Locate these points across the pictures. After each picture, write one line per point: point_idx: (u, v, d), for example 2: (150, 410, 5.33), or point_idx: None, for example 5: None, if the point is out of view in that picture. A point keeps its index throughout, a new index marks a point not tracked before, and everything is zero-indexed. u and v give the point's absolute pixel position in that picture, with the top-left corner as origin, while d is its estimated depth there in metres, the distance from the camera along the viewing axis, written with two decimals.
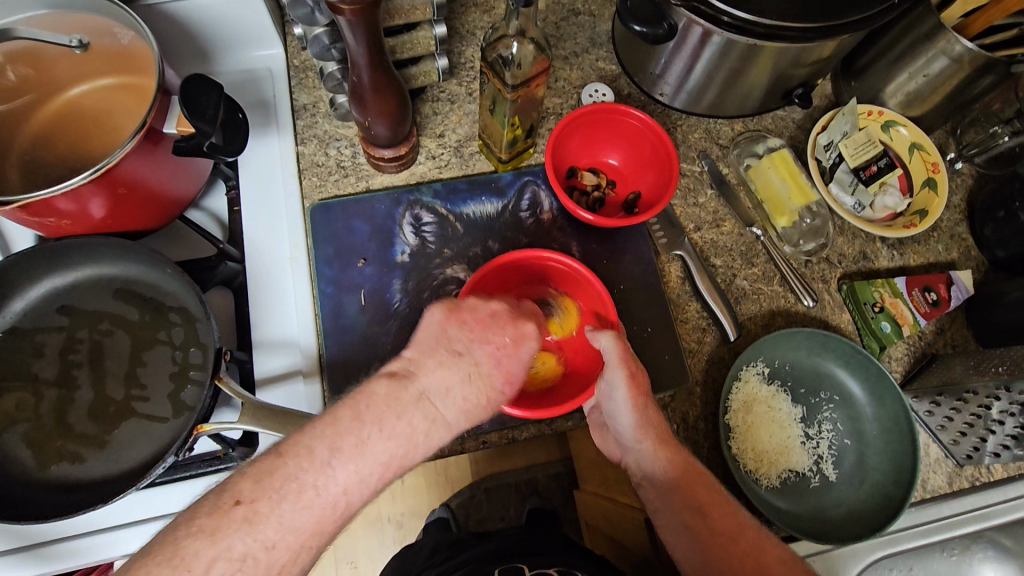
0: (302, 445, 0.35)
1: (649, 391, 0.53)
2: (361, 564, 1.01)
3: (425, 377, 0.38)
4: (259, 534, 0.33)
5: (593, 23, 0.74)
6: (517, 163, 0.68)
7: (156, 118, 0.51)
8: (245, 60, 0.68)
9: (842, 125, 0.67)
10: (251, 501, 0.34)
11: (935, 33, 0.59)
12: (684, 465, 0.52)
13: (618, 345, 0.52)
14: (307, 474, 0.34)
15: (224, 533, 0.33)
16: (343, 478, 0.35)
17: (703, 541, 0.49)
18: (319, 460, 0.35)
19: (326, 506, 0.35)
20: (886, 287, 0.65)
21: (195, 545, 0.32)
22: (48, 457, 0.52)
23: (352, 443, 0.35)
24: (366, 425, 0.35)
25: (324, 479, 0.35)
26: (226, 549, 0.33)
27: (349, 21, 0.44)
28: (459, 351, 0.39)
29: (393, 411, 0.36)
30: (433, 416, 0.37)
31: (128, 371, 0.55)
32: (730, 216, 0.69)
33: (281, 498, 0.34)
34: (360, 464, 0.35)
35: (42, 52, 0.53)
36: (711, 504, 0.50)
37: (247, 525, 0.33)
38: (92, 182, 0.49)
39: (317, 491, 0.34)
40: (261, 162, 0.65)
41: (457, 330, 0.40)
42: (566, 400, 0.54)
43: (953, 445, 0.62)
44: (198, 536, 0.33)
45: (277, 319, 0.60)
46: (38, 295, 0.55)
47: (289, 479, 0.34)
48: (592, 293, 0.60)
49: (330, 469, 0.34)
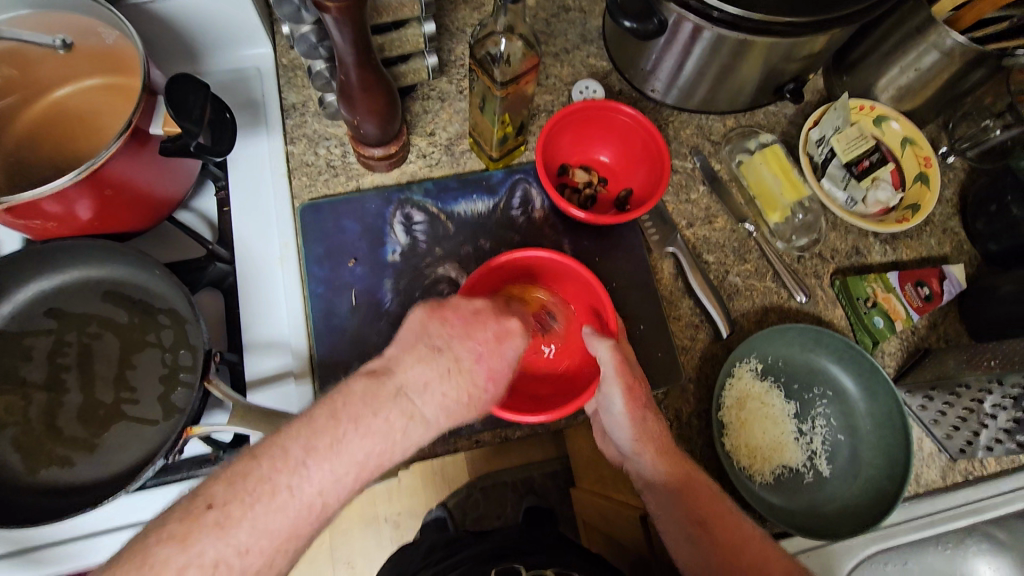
0: (277, 446, 0.35)
1: (646, 402, 0.54)
2: (358, 564, 1.01)
3: (405, 373, 0.37)
4: (231, 538, 0.33)
5: (583, 20, 0.74)
6: (509, 161, 0.68)
7: (142, 118, 0.51)
8: (233, 59, 0.68)
9: (834, 119, 0.67)
10: (223, 505, 0.33)
11: (926, 27, 0.59)
12: (685, 476, 0.53)
13: (615, 357, 0.51)
14: (280, 476, 0.34)
15: (195, 538, 0.32)
16: (318, 477, 0.35)
17: (706, 551, 0.50)
18: (306, 459, 0.34)
19: (301, 508, 0.35)
20: (879, 282, 0.65)
21: (165, 552, 0.32)
22: (38, 461, 0.51)
23: (328, 442, 0.35)
24: (342, 423, 0.35)
25: (298, 479, 0.34)
26: (198, 554, 0.32)
27: (336, 19, 0.44)
28: (438, 347, 0.38)
29: (371, 409, 0.36)
30: (411, 413, 0.36)
31: (118, 374, 0.54)
32: (722, 212, 0.69)
33: (255, 501, 0.34)
34: (336, 463, 0.35)
35: (25, 53, 0.52)
36: (714, 516, 0.52)
37: (217, 530, 0.33)
38: (77, 184, 0.49)
39: (291, 492, 0.34)
40: (250, 162, 0.64)
41: (438, 326, 0.39)
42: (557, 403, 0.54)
43: (946, 439, 0.62)
44: (167, 542, 0.32)
45: (267, 320, 0.60)
46: (25, 298, 0.55)
47: (263, 481, 0.34)
48: (588, 290, 0.58)
49: (304, 468, 0.34)
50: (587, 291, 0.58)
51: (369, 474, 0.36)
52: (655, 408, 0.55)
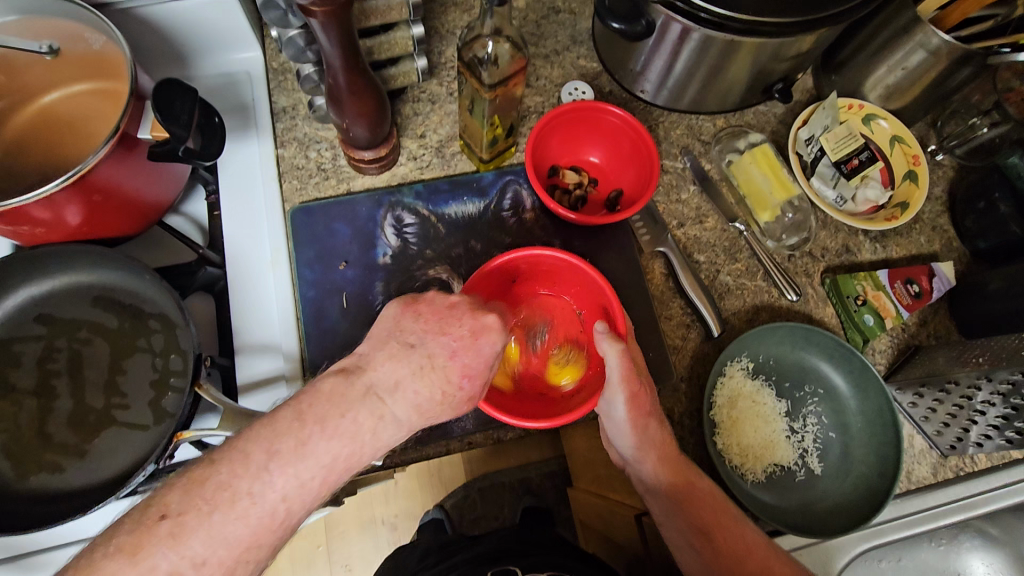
0: (235, 450, 0.33)
1: (650, 410, 0.53)
2: (356, 567, 1.00)
3: (374, 371, 0.36)
4: (186, 550, 0.32)
5: (573, 21, 0.74)
6: (499, 162, 0.68)
7: (130, 123, 0.51)
8: (222, 63, 0.68)
9: (823, 119, 0.67)
10: (178, 514, 0.32)
11: (912, 26, 0.59)
12: (687, 483, 0.53)
13: (623, 362, 0.50)
14: (241, 482, 0.33)
15: (146, 552, 0.31)
16: (281, 483, 0.33)
17: (709, 562, 0.51)
18: (278, 461, 0.33)
19: (262, 515, 0.33)
20: (869, 280, 0.65)
21: (114, 565, 0.31)
22: (28, 467, 0.51)
23: (293, 444, 0.33)
24: (308, 424, 0.34)
25: (259, 486, 0.33)
26: (149, 569, 0.31)
27: (322, 23, 0.44)
28: (411, 343, 0.38)
29: (338, 409, 0.34)
30: (381, 412, 0.35)
31: (109, 379, 0.54)
32: (713, 212, 0.69)
33: (213, 508, 0.32)
34: (299, 467, 0.33)
35: (15, 60, 0.53)
36: (716, 526, 0.52)
37: (170, 540, 0.32)
38: (65, 189, 0.48)
39: (253, 499, 0.33)
40: (241, 165, 0.64)
41: (412, 322, 0.39)
42: (565, 409, 0.54)
43: (936, 436, 0.63)
44: (115, 556, 0.31)
45: (259, 325, 0.60)
46: (15, 304, 0.55)
47: (221, 488, 0.33)
48: (596, 290, 0.58)
49: (267, 474, 0.33)
50: (597, 294, 0.58)
51: (338, 476, 0.35)
52: (659, 415, 0.55)
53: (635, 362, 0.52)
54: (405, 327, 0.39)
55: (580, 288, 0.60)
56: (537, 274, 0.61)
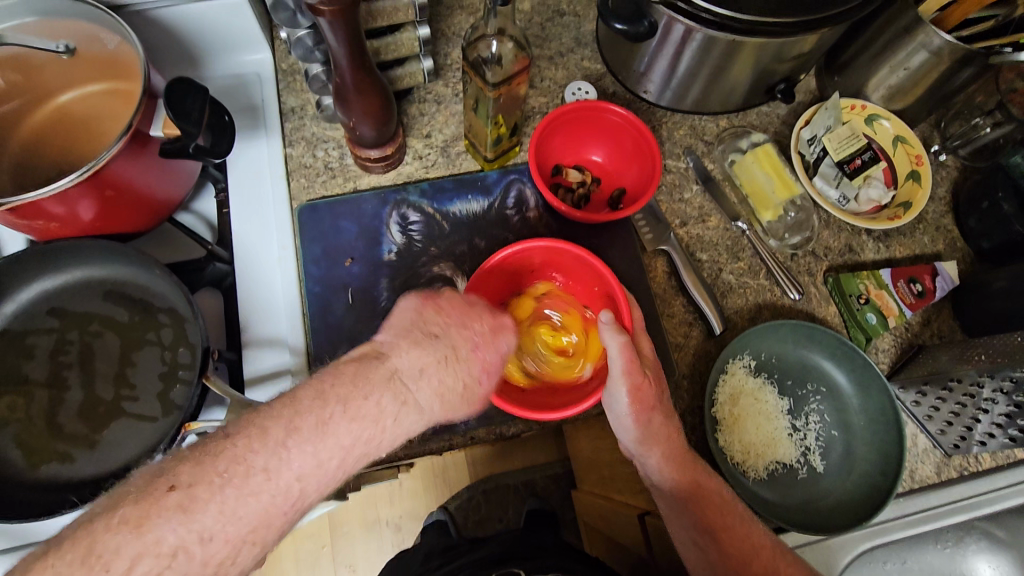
0: (253, 426, 0.34)
1: (654, 403, 0.52)
2: (359, 566, 1.01)
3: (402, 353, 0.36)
4: (193, 523, 0.31)
5: (578, 23, 0.75)
6: (503, 162, 0.69)
7: (142, 120, 0.52)
8: (233, 64, 0.69)
9: (826, 119, 0.67)
10: (188, 486, 0.32)
11: (914, 26, 0.60)
12: (694, 483, 0.53)
13: (624, 353, 0.50)
14: (256, 456, 0.33)
15: (153, 523, 0.31)
16: (299, 457, 0.33)
17: (717, 562, 0.51)
18: (295, 438, 0.33)
19: (276, 488, 0.33)
20: (871, 278, 0.66)
21: (117, 538, 0.30)
22: (38, 457, 0.52)
23: (313, 421, 0.34)
24: (331, 404, 0.34)
25: (275, 462, 0.33)
26: (155, 541, 0.31)
27: (330, 22, 0.45)
28: (435, 333, 0.39)
29: (367, 398, 0.35)
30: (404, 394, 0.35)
31: (118, 372, 0.55)
32: (716, 211, 0.69)
33: (225, 482, 0.32)
34: (317, 446, 0.34)
35: (31, 59, 0.55)
36: (723, 527, 0.52)
37: (180, 514, 0.31)
38: (80, 183, 0.50)
39: (268, 474, 0.33)
40: (249, 163, 0.65)
41: (434, 315, 0.41)
42: (569, 393, 0.55)
43: (940, 435, 0.62)
44: (119, 528, 0.31)
45: (266, 319, 0.61)
46: (29, 297, 0.56)
47: (235, 462, 0.33)
48: (598, 279, 0.58)
49: (294, 455, 0.34)
50: (601, 282, 0.58)
51: (354, 456, 0.35)
52: (665, 408, 0.54)
53: (637, 353, 0.51)
54: (421, 324, 0.40)
55: (584, 279, 0.60)
56: (546, 265, 0.61)
